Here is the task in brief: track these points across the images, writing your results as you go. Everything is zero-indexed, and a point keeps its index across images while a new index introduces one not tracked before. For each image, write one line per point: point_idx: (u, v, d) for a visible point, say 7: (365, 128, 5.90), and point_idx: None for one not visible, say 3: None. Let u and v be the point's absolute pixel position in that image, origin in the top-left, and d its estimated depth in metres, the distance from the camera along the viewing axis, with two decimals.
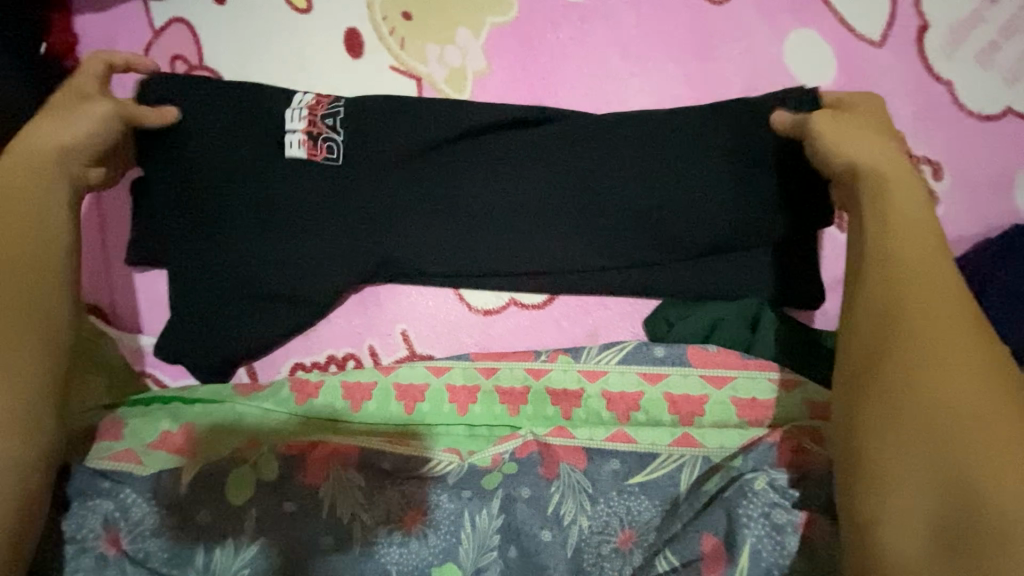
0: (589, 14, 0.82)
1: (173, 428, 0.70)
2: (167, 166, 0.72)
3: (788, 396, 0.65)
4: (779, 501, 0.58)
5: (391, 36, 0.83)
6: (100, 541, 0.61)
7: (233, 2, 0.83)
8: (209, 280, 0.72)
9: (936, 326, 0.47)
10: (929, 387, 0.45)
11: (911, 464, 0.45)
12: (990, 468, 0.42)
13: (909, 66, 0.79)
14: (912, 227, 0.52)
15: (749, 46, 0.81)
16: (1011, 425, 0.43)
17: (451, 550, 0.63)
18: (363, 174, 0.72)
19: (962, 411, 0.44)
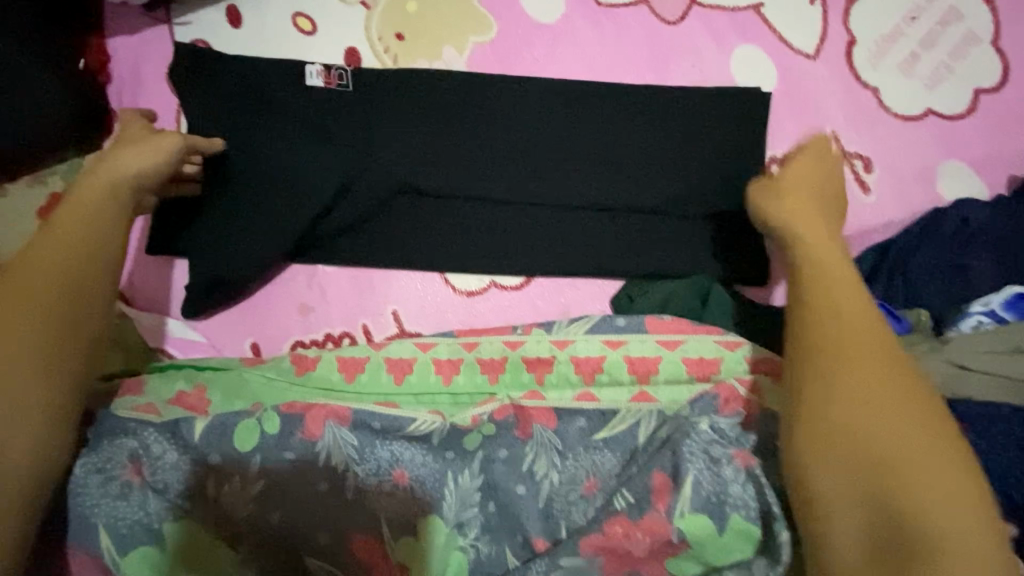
0: (560, 35, 0.94)
1: (188, 388, 0.77)
2: (210, 122, 0.89)
3: (731, 354, 0.72)
4: (722, 437, 0.64)
5: (386, 54, 0.95)
6: (125, 470, 0.69)
7: (249, 26, 0.95)
8: (230, 209, 0.86)
9: (871, 381, 0.57)
10: (862, 412, 0.56)
11: (864, 500, 0.54)
12: (913, 480, 0.53)
13: (839, 74, 0.90)
14: (837, 270, 0.64)
15: (699, 58, 0.92)
16: (922, 442, 0.55)
17: (435, 503, 0.69)
18: (370, 148, 0.88)
19: (900, 437, 0.55)
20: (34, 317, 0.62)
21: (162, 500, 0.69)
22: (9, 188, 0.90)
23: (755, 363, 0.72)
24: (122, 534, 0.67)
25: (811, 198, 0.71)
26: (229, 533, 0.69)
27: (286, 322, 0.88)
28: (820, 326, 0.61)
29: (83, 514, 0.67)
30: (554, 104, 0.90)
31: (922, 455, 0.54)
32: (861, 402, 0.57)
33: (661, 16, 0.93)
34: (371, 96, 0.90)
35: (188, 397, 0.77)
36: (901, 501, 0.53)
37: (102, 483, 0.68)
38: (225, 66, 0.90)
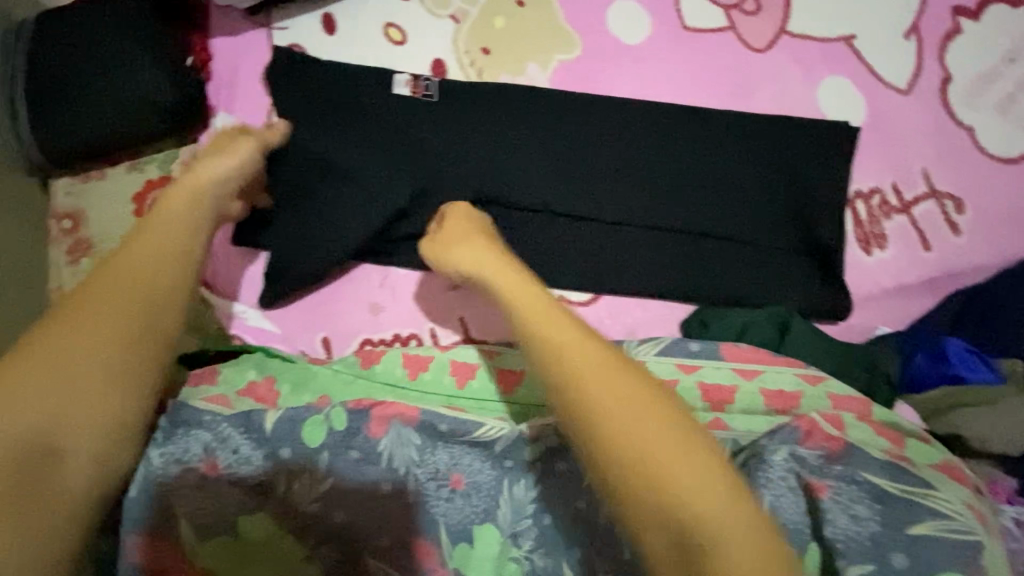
0: (643, 57, 0.94)
1: (258, 378, 0.78)
2: (302, 121, 0.93)
3: (812, 388, 0.69)
4: (801, 465, 0.58)
5: (471, 66, 0.97)
6: (202, 462, 0.71)
7: (342, 34, 0.99)
8: (316, 204, 0.89)
9: (623, 388, 0.54)
10: (640, 442, 0.52)
11: (629, 491, 0.51)
12: (646, 478, 0.51)
13: (933, 111, 0.88)
14: (545, 318, 0.59)
15: (785, 87, 0.91)
16: (667, 445, 0.52)
17: (490, 511, 0.71)
18: (453, 156, 0.90)
19: (654, 452, 0.52)
20: (110, 334, 0.63)
21: (240, 491, 0.70)
22: (109, 172, 0.95)
23: (840, 400, 0.67)
24: (201, 524, 0.69)
25: (476, 241, 0.69)
26: (295, 527, 0.70)
27: (354, 321, 0.90)
28: (550, 344, 0.57)
29: (167, 503, 0.69)
30: (633, 127, 0.90)
31: (691, 447, 0.52)
32: (613, 404, 0.54)
33: (748, 43, 0.93)
34: (456, 106, 0.93)
35: (257, 387, 0.78)
36: (650, 488, 0.51)
37: (182, 473, 0.70)
38: (319, 71, 0.95)
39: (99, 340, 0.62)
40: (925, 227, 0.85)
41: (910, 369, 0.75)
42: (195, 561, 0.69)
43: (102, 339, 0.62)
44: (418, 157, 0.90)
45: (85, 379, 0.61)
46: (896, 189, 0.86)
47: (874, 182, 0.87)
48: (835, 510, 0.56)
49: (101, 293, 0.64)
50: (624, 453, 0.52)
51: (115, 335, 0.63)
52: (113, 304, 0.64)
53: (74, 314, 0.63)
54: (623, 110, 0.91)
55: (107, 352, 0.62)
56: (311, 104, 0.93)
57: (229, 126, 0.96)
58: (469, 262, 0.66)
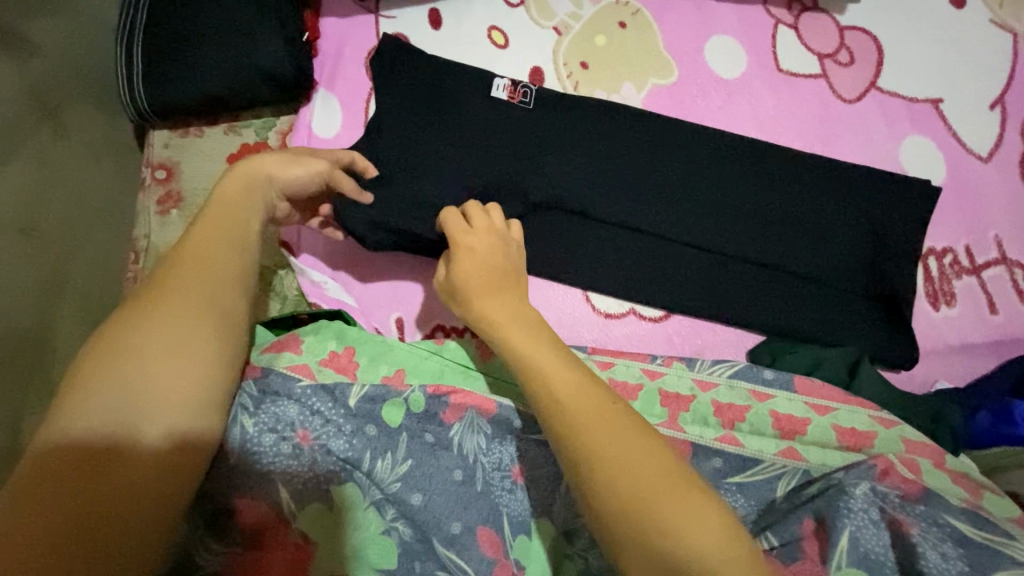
0: (735, 92, 0.98)
1: (339, 349, 0.80)
2: (401, 97, 0.93)
3: (886, 431, 0.73)
4: (881, 501, 0.63)
5: (568, 78, 1.00)
6: (295, 433, 0.72)
7: (447, 30, 1.02)
8: (430, 184, 0.89)
9: (610, 424, 0.56)
10: (604, 446, 0.55)
11: (617, 504, 0.52)
12: (631, 486, 0.53)
13: (1010, 182, 0.93)
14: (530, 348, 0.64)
15: (869, 139, 0.95)
16: (628, 450, 0.55)
17: (548, 506, 0.73)
18: (547, 160, 0.93)
19: (619, 457, 0.54)
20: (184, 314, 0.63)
21: (330, 464, 0.71)
22: (207, 131, 0.99)
23: (913, 445, 0.72)
24: (297, 489, 0.70)
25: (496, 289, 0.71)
26: (379, 499, 0.71)
27: (429, 305, 0.93)
28: (546, 382, 0.61)
29: (262, 468, 0.70)
30: (719, 158, 0.93)
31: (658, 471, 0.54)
32: (594, 436, 0.56)
33: (839, 92, 0.97)
34: (552, 114, 0.95)
35: (338, 359, 0.79)
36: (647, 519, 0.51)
37: (275, 441, 0.71)
38: (418, 64, 0.96)
39: (169, 322, 0.62)
40: (992, 290, 0.88)
41: (971, 424, 0.79)
42: (291, 526, 0.69)
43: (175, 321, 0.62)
44: (508, 157, 0.93)
45: (154, 350, 0.60)
46: (969, 252, 0.90)
47: (947, 241, 0.90)
48: (923, 546, 0.59)
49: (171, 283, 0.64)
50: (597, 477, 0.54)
51: (184, 314, 0.63)
52: (181, 289, 0.64)
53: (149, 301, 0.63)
54: (712, 139, 0.94)
55: (178, 330, 0.62)
56: (410, 88, 0.94)
57: (328, 103, 0.99)
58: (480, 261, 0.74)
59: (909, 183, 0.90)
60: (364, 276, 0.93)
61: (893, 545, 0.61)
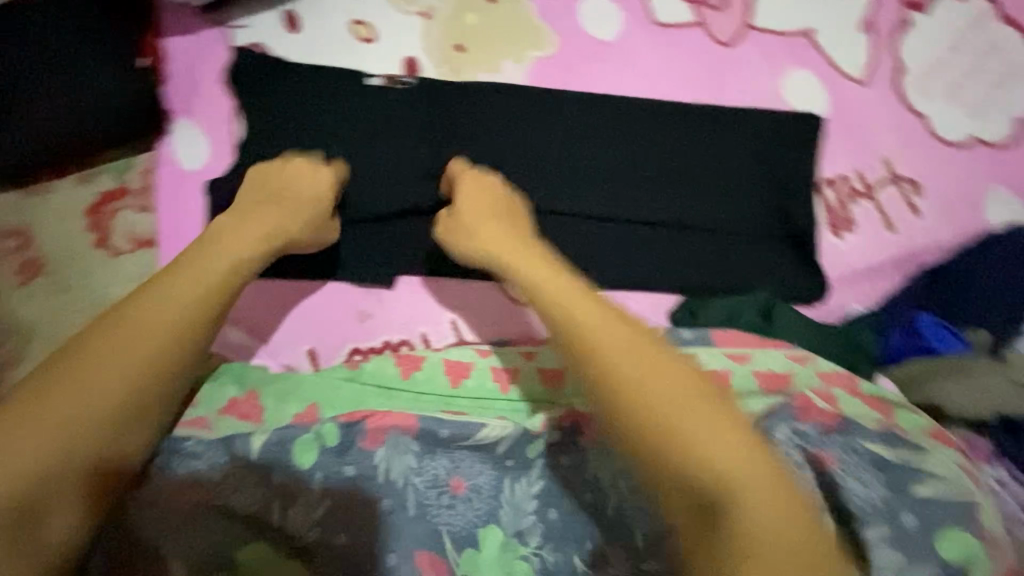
0: (617, 53, 0.96)
1: (239, 394, 0.76)
2: (270, 113, 0.91)
3: (802, 368, 0.73)
4: (801, 438, 0.67)
5: (445, 64, 0.95)
6: (186, 498, 0.69)
7: (306, 32, 0.95)
8: (309, 197, 0.87)
9: (671, 384, 0.62)
10: (667, 411, 0.60)
11: (679, 478, 0.58)
12: (718, 451, 0.58)
13: (891, 99, 0.92)
14: (585, 298, 0.69)
15: (753, 82, 0.95)
16: (704, 417, 0.59)
17: (493, 512, 0.71)
18: (436, 156, 0.91)
19: (681, 420, 0.59)
20: (102, 375, 0.62)
21: (235, 522, 0.69)
22: (54, 185, 0.90)
23: (828, 377, 0.73)
24: (195, 563, 0.67)
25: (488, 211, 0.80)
26: (301, 549, 0.68)
27: (339, 328, 0.88)
28: (580, 321, 0.67)
29: (152, 543, 0.67)
30: (608, 124, 0.92)
31: (694, 428, 0.59)
32: (661, 404, 0.60)
33: (717, 37, 0.96)
34: (435, 110, 0.93)
35: (241, 404, 0.76)
36: (703, 474, 0.57)
37: (160, 513, 0.68)
38: (281, 76, 0.92)
39: (100, 380, 0.62)
40: (887, 209, 0.89)
41: (887, 345, 0.82)
42: None
43: (87, 383, 0.61)
44: (395, 158, 0.90)
45: (86, 413, 0.60)
46: (861, 176, 0.90)
47: (839, 170, 0.91)
48: (844, 476, 0.64)
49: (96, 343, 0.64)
50: (683, 461, 0.58)
51: (112, 374, 0.62)
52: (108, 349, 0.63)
53: (92, 355, 0.62)
54: (603, 108, 0.93)
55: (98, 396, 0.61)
56: (272, 101, 0.91)
57: (189, 130, 0.91)
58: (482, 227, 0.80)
59: (791, 120, 0.92)
60: (264, 310, 0.88)
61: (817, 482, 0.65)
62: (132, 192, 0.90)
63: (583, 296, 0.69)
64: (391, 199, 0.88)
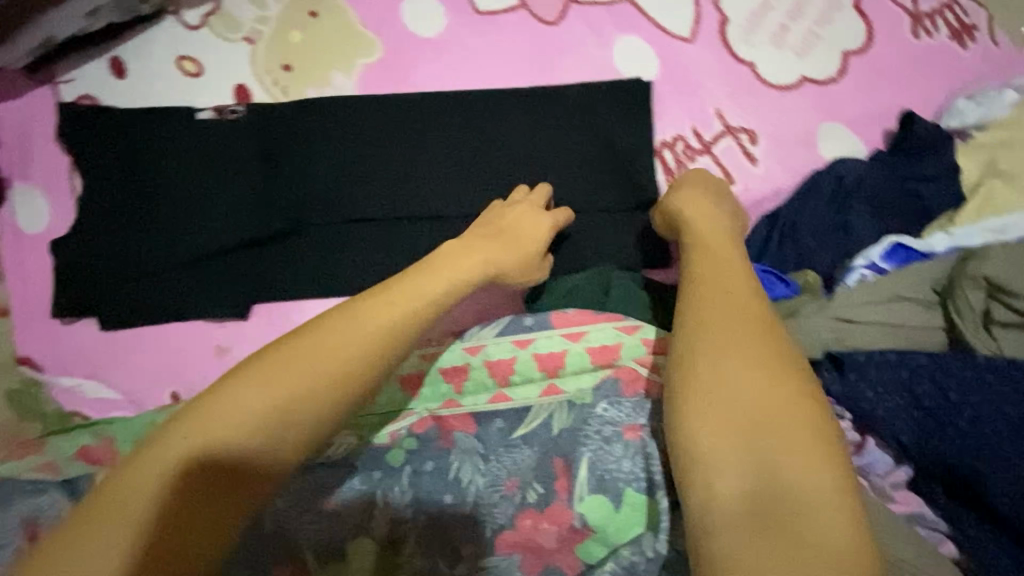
0: (444, 47, 0.95)
1: (92, 441, 0.71)
2: (102, 162, 0.91)
3: (631, 337, 0.75)
4: (612, 420, 0.69)
5: (275, 86, 0.95)
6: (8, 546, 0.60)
7: (133, 77, 0.95)
8: (153, 243, 0.88)
9: (755, 339, 0.58)
10: (732, 364, 0.56)
11: (744, 441, 0.52)
12: (788, 423, 0.53)
13: (719, 51, 0.93)
14: (716, 250, 0.68)
15: (582, 55, 0.95)
16: (777, 385, 0.55)
17: (363, 526, 0.68)
18: (274, 180, 0.90)
19: (749, 380, 0.55)
20: (236, 416, 0.54)
21: None
22: None
23: (655, 344, 0.75)
24: None
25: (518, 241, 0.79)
26: None
27: (199, 368, 0.88)
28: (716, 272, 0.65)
29: None
30: (442, 120, 0.92)
31: (761, 387, 0.55)
32: (740, 362, 0.56)
33: (541, 17, 0.96)
34: (266, 137, 0.92)
35: (92, 452, 0.70)
36: (750, 446, 0.52)
37: None
38: (110, 124, 0.91)
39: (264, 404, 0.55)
40: (725, 162, 0.89)
41: None
42: None
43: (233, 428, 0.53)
44: (233, 193, 0.90)
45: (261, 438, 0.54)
46: (697, 133, 0.91)
47: (674, 130, 0.91)
48: (652, 448, 0.66)
49: (232, 379, 0.56)
50: (740, 422, 0.53)
51: (256, 402, 0.55)
52: (278, 373, 0.56)
53: (276, 371, 0.57)
54: (405, 109, 0.93)
55: (241, 429, 0.54)
56: (105, 150, 0.91)
57: (28, 196, 0.92)
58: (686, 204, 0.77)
59: (621, 88, 0.92)
60: (125, 359, 0.88)
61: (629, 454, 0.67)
62: None
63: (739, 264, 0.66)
64: (231, 231, 0.89)
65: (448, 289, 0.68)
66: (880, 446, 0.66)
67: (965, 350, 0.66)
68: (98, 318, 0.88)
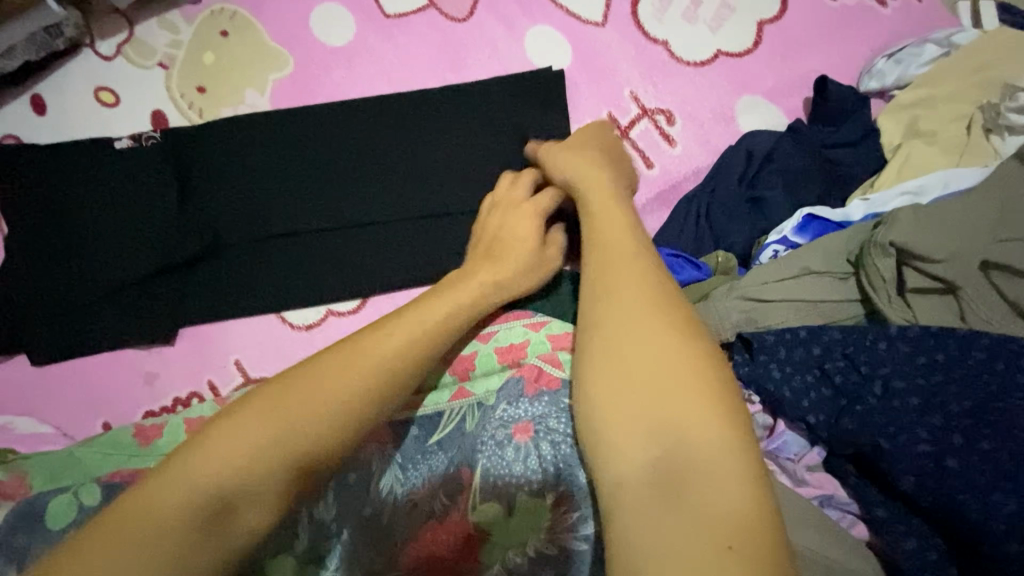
0: (354, 55, 0.94)
1: (4, 478, 0.70)
2: (20, 197, 0.91)
3: (536, 334, 0.76)
4: (509, 419, 0.70)
5: (191, 109, 0.95)
6: None
7: (53, 112, 0.96)
8: (77, 276, 0.88)
9: (647, 304, 0.58)
10: (628, 333, 0.56)
11: (642, 408, 0.52)
12: (683, 381, 0.52)
13: (632, 33, 0.90)
14: (611, 220, 0.68)
15: (494, 50, 0.93)
16: (671, 347, 0.54)
17: (286, 543, 0.64)
18: (194, 204, 0.90)
19: (644, 346, 0.55)
20: (268, 429, 0.55)
21: None
22: None
23: (559, 339, 0.75)
24: None
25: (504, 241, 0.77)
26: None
27: (132, 395, 0.89)
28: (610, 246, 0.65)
29: None
30: (356, 127, 0.91)
31: (656, 349, 0.54)
32: (631, 331, 0.56)
33: (450, 15, 0.94)
34: (179, 159, 0.91)
35: (4, 487, 0.70)
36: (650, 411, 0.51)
37: None
38: (27, 159, 0.91)
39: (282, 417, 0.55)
40: (643, 145, 0.86)
41: None
42: None
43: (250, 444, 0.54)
44: (149, 219, 0.90)
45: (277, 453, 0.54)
46: (613, 118, 0.88)
47: (590, 118, 0.89)
48: (539, 441, 0.67)
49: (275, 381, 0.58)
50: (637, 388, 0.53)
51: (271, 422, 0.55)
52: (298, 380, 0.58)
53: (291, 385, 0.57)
54: (311, 117, 0.92)
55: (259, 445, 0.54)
56: (24, 187, 0.91)
57: None
58: (583, 184, 0.73)
59: (533, 78, 0.90)
60: (57, 395, 0.89)
61: (523, 452, 0.67)
62: None
63: (636, 233, 0.66)
64: (152, 258, 0.88)
65: (451, 297, 0.68)
66: (790, 428, 0.63)
67: (881, 322, 0.63)
68: (27, 354, 0.88)
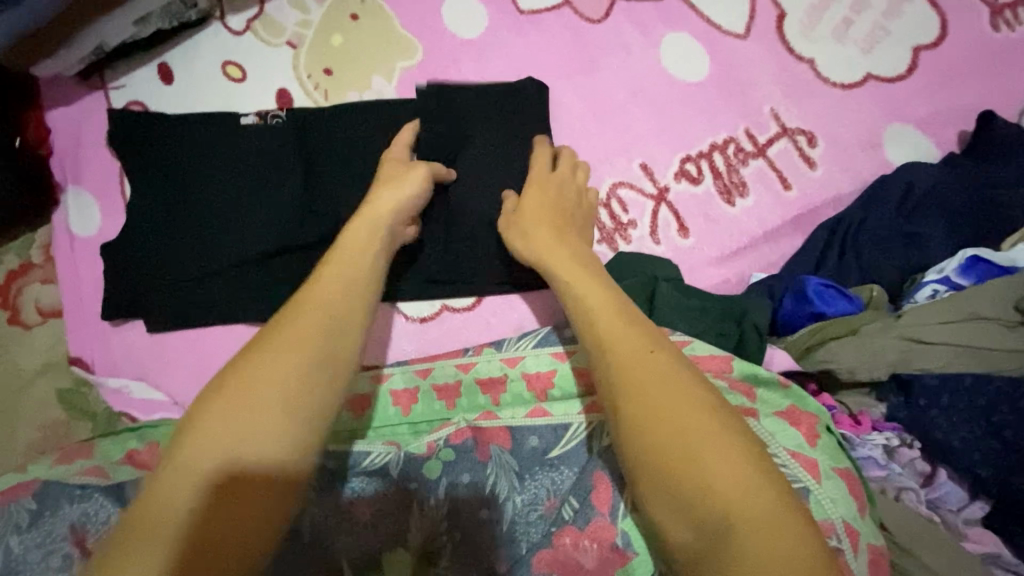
0: (484, 48, 0.93)
1: (139, 446, 0.72)
2: (146, 166, 0.91)
3: None
4: None
5: (316, 90, 0.95)
6: (66, 542, 0.61)
7: (179, 82, 0.96)
8: (197, 247, 0.89)
9: (653, 364, 0.52)
10: (646, 393, 0.51)
11: (668, 467, 0.48)
12: (701, 437, 0.48)
13: (776, 49, 0.87)
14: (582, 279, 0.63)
15: (629, 52, 0.90)
16: (690, 401, 0.50)
17: (400, 534, 0.65)
18: (315, 186, 0.90)
19: (667, 403, 0.50)
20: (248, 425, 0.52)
21: None
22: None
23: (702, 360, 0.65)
24: None
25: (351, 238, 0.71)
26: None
27: None
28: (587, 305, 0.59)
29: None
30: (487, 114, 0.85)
31: (671, 406, 0.50)
32: (644, 387, 0.51)
33: (585, 14, 0.92)
34: (301, 139, 0.92)
35: (140, 455, 0.71)
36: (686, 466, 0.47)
37: (42, 556, 0.60)
38: (156, 128, 0.92)
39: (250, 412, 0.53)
40: (781, 166, 0.84)
41: (782, 312, 0.73)
42: None
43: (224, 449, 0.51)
44: (270, 197, 0.90)
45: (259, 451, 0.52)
46: (750, 134, 0.85)
47: (725, 131, 0.86)
48: None
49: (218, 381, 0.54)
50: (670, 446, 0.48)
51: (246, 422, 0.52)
52: (257, 380, 0.53)
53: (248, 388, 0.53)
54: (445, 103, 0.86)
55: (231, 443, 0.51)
56: (150, 156, 0.92)
57: (81, 199, 0.94)
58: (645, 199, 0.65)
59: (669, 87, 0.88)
60: (170, 364, 0.90)
61: None
62: (36, 265, 0.95)
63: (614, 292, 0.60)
64: (272, 236, 0.89)
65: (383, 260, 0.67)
66: (952, 480, 0.62)
67: None
68: (145, 320, 0.90)
